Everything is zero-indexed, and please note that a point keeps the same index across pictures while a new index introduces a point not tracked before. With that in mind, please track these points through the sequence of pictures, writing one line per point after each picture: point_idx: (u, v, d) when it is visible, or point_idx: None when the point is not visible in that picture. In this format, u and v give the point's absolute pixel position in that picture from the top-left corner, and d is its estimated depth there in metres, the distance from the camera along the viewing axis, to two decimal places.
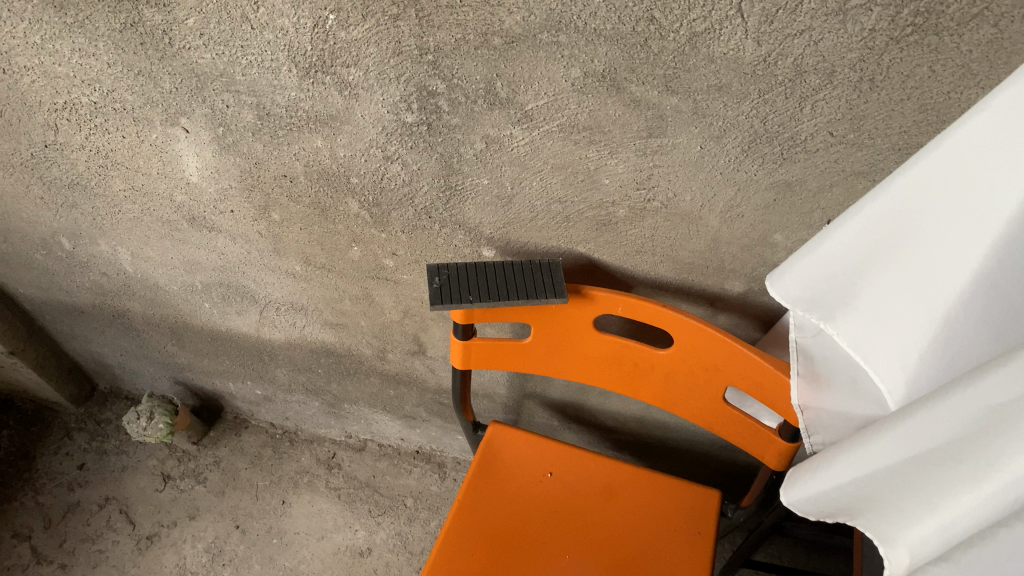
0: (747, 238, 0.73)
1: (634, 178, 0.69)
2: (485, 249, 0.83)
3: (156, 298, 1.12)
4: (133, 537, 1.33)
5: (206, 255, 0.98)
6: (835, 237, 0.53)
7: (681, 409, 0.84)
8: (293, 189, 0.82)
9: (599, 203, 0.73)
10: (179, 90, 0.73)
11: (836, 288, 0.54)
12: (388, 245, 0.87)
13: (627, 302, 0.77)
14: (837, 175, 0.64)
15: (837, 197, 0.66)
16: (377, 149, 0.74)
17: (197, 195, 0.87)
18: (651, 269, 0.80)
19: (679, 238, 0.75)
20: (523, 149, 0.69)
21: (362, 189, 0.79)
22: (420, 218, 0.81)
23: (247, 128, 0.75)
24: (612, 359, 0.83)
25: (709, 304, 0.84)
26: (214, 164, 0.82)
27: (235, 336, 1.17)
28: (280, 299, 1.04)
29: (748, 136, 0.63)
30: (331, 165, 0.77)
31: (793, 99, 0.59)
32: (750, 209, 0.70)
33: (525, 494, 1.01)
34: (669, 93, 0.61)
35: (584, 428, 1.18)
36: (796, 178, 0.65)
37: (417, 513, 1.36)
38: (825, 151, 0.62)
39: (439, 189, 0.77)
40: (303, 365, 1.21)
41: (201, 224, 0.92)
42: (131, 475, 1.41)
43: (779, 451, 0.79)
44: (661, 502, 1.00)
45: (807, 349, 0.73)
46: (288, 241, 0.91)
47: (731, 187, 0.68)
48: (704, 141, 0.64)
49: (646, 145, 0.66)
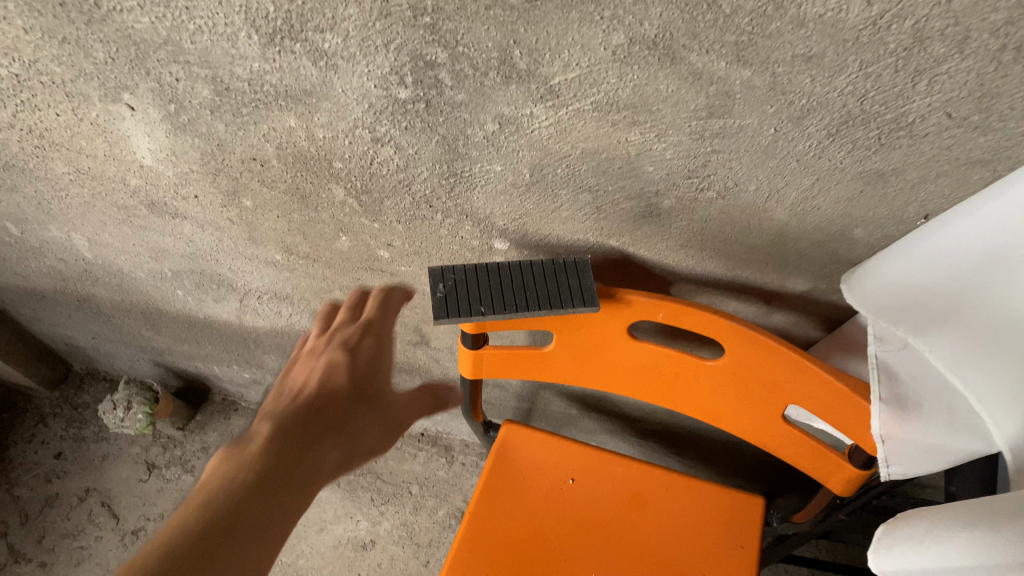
0: (819, 233, 0.60)
1: (685, 166, 0.56)
2: (497, 241, 0.70)
3: (123, 285, 0.99)
4: (118, 532, 1.23)
5: (173, 242, 0.85)
6: (930, 243, 0.55)
7: (729, 424, 0.72)
8: (266, 173, 0.68)
9: (638, 193, 0.59)
10: (116, 61, 0.59)
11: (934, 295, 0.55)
12: (382, 235, 0.74)
13: (669, 308, 0.64)
14: (947, 164, 0.51)
15: (941, 189, 0.53)
16: (364, 130, 0.60)
17: (154, 179, 0.73)
18: (697, 265, 0.67)
19: (735, 232, 0.62)
20: (546, 131, 0.55)
21: (348, 174, 0.66)
22: (419, 207, 0.68)
23: (204, 105, 0.61)
24: (649, 368, 0.71)
25: (764, 302, 0.71)
26: (169, 145, 0.68)
27: (215, 323, 1.04)
28: (262, 287, 0.91)
29: (838, 117, 0.49)
30: (309, 148, 0.63)
31: (906, 73, 0.45)
32: (829, 202, 0.56)
33: (542, 503, 0.89)
34: (741, 65, 0.46)
35: (607, 417, 1.07)
36: (894, 166, 0.52)
37: (423, 501, 1.26)
38: (937, 136, 0.49)
39: (442, 176, 0.63)
40: (292, 352, 1.09)
41: (162, 210, 0.79)
42: (113, 464, 1.30)
43: (847, 478, 0.67)
44: (700, 513, 0.87)
45: (889, 367, 0.61)
46: (265, 229, 0.78)
47: (809, 177, 0.54)
48: (780, 123, 0.50)
49: (704, 127, 0.52)
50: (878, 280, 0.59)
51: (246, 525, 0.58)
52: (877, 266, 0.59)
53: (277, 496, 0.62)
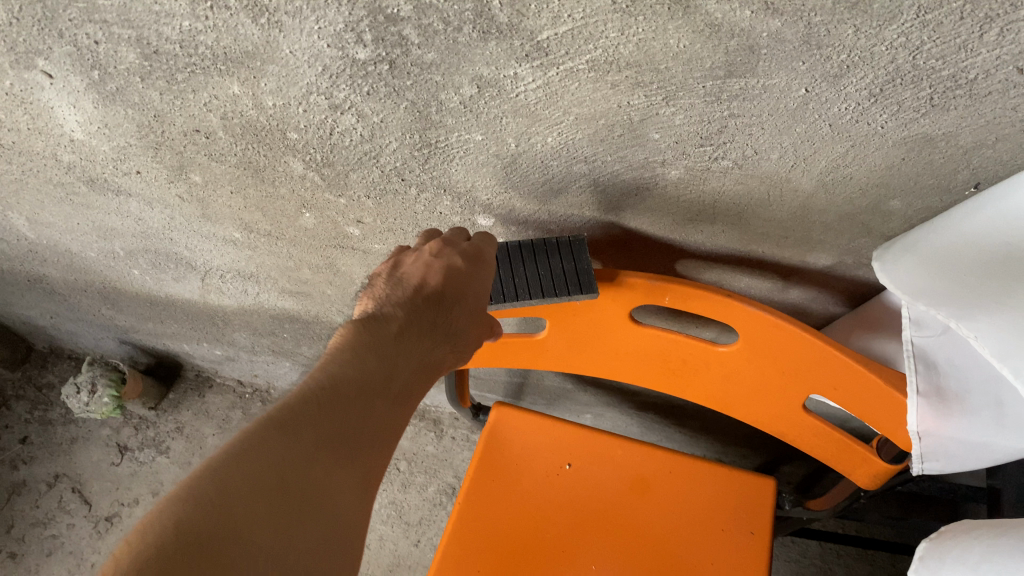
0: (850, 205, 0.52)
1: (696, 133, 0.47)
2: (481, 216, 0.62)
3: (74, 264, 0.90)
4: (90, 519, 1.16)
5: (120, 220, 0.76)
6: (979, 216, 0.47)
7: (742, 412, 0.65)
8: (214, 146, 0.60)
9: (642, 163, 0.51)
10: (21, 22, 0.49)
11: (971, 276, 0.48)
12: (350, 211, 0.65)
13: (677, 290, 0.56)
14: (1010, 126, 0.43)
15: (999, 154, 0.45)
16: (320, 97, 0.51)
17: (89, 153, 0.65)
18: (707, 239, 0.59)
19: (752, 205, 0.54)
20: (533, 95, 0.47)
21: (306, 146, 0.57)
22: (389, 180, 0.59)
23: (132, 71, 0.52)
24: (654, 354, 0.64)
25: (781, 277, 0.64)
26: (100, 117, 0.59)
27: (178, 301, 0.96)
28: (224, 266, 0.83)
29: (883, 75, 0.41)
30: (259, 118, 0.55)
31: (974, 21, 0.36)
32: (864, 170, 0.48)
33: (535, 494, 0.81)
34: (771, 15, 0.38)
35: (604, 390, 1.00)
36: (945, 130, 0.44)
37: (412, 478, 1.21)
38: (1003, 94, 0.40)
39: (414, 147, 0.54)
40: (265, 329, 1.01)
41: (103, 187, 0.70)
42: (83, 448, 1.23)
43: (875, 472, 0.61)
44: (710, 496, 0.79)
45: (927, 355, 0.53)
46: (219, 206, 0.69)
47: (842, 143, 0.46)
48: (813, 83, 0.42)
49: (721, 88, 0.43)
50: (916, 257, 0.51)
51: (362, 433, 0.46)
52: (914, 240, 0.52)
53: (370, 404, 0.47)
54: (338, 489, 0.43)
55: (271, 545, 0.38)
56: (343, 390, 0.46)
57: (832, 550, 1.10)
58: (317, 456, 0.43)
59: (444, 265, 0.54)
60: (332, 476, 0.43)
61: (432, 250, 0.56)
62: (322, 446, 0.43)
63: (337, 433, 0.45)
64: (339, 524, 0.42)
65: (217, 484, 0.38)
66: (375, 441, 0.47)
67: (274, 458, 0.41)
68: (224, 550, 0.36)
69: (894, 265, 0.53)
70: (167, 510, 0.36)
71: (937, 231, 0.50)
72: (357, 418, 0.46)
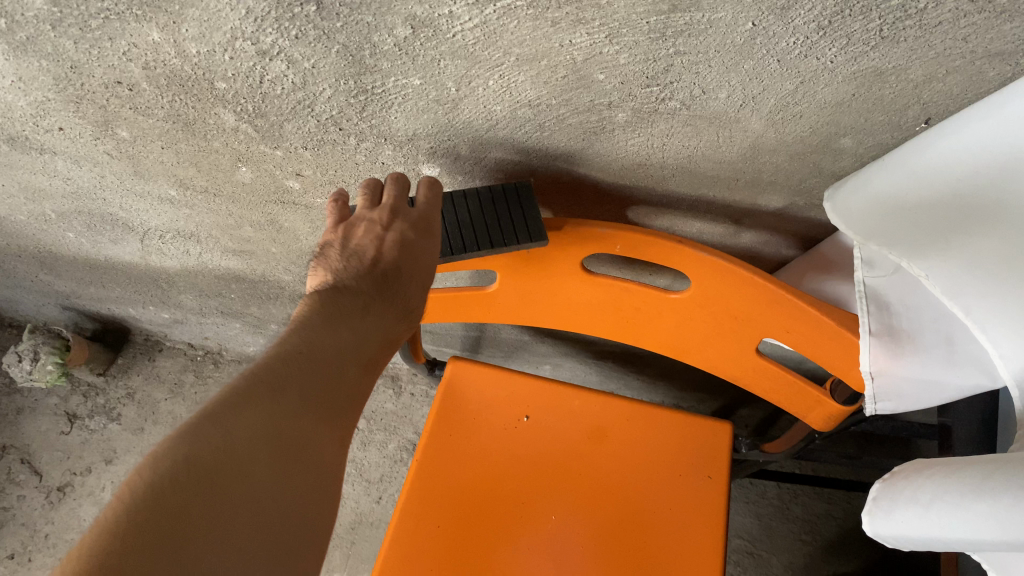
0: (801, 144, 0.51)
1: (642, 72, 0.45)
2: (425, 165, 0.60)
3: (4, 228, 0.86)
4: (42, 490, 1.14)
5: (48, 181, 0.73)
6: (917, 162, 0.47)
7: (698, 358, 0.65)
8: (138, 98, 0.56)
9: (587, 106, 0.49)
10: None
11: (917, 228, 0.48)
12: (289, 164, 0.62)
13: (627, 237, 0.55)
14: (961, 57, 0.41)
15: (950, 88, 0.44)
16: (247, 43, 0.48)
17: (6, 110, 0.61)
18: (658, 183, 0.58)
19: (702, 146, 0.52)
20: (470, 35, 0.44)
21: (236, 96, 0.54)
22: (327, 130, 0.57)
23: (41, 19, 0.49)
24: (608, 303, 0.62)
25: (733, 221, 0.62)
26: (11, 70, 0.55)
27: (119, 264, 0.93)
28: (163, 226, 0.80)
29: (832, 6, 0.39)
30: (183, 66, 0.52)
31: None
32: (814, 108, 0.47)
33: (495, 446, 0.80)
34: None
35: (561, 341, 0.99)
36: (896, 64, 0.42)
37: (372, 436, 1.20)
38: (954, 24, 0.39)
39: (349, 94, 0.52)
40: (211, 290, 0.98)
41: (26, 145, 0.66)
42: (31, 418, 1.20)
43: (828, 414, 0.61)
44: (666, 442, 0.79)
45: (879, 297, 0.53)
46: (150, 162, 0.66)
47: (791, 80, 0.45)
48: (760, 17, 0.40)
49: (666, 24, 0.41)
50: (866, 193, 0.51)
51: (342, 392, 0.48)
52: (863, 179, 0.51)
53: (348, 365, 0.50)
54: (325, 443, 0.45)
55: (267, 490, 0.40)
56: (324, 351, 0.48)
57: (789, 490, 1.12)
58: (305, 412, 0.45)
59: (397, 237, 0.53)
60: (316, 431, 0.45)
61: (381, 219, 0.53)
62: (308, 402, 0.45)
63: (321, 391, 0.47)
64: (324, 478, 0.44)
65: (219, 428, 0.40)
66: (352, 403, 0.49)
67: (268, 410, 0.43)
68: (224, 488, 0.39)
69: (844, 209, 0.53)
70: (164, 455, 0.38)
71: (882, 172, 0.50)
72: (338, 378, 0.48)
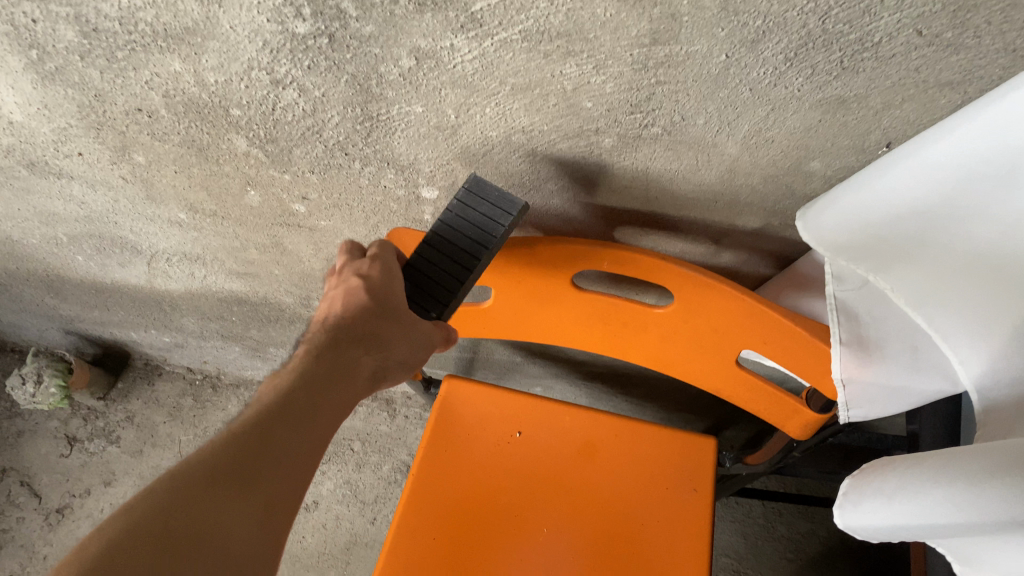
0: (774, 167, 0.55)
1: (625, 100, 0.50)
2: (424, 188, 0.64)
3: (15, 252, 0.90)
4: (41, 512, 1.16)
5: (63, 205, 0.76)
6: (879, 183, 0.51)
7: (682, 371, 0.68)
8: (156, 125, 0.60)
9: (577, 131, 0.53)
10: None
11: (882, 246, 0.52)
12: (295, 187, 0.66)
13: (615, 255, 0.59)
14: (915, 86, 0.46)
15: (907, 114, 0.48)
16: (262, 72, 0.52)
17: (29, 137, 0.65)
18: (643, 205, 0.62)
19: (683, 170, 0.56)
20: (469, 66, 0.49)
21: (249, 123, 0.58)
22: (333, 155, 0.61)
23: (71, 50, 0.53)
24: (597, 318, 0.66)
25: (714, 240, 0.66)
26: (38, 98, 0.59)
27: (125, 288, 0.96)
28: (170, 249, 0.83)
29: (796, 39, 0.43)
30: (201, 95, 0.56)
31: None
32: (785, 133, 0.51)
33: (489, 460, 0.83)
34: None
35: (552, 361, 1.03)
36: (856, 92, 0.47)
37: (367, 458, 1.22)
38: (905, 57, 0.44)
39: (355, 120, 0.56)
40: (213, 313, 1.01)
41: (44, 170, 0.70)
42: (31, 441, 1.21)
43: (805, 422, 0.64)
44: (654, 456, 0.82)
45: (849, 308, 0.57)
46: (163, 186, 0.70)
47: (762, 107, 0.49)
48: (732, 49, 0.44)
49: (647, 56, 0.45)
50: (835, 212, 0.55)
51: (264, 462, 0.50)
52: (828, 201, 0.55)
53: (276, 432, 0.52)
54: (234, 521, 0.47)
55: None
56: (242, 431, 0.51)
57: (774, 509, 1.15)
58: (210, 496, 0.47)
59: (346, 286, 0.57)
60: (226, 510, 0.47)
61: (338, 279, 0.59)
62: (213, 486, 0.47)
63: (237, 466, 0.49)
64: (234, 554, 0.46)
65: (112, 547, 0.43)
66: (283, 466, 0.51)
67: (163, 512, 0.45)
68: None
69: (811, 230, 0.57)
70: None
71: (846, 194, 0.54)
72: (262, 450, 0.50)
